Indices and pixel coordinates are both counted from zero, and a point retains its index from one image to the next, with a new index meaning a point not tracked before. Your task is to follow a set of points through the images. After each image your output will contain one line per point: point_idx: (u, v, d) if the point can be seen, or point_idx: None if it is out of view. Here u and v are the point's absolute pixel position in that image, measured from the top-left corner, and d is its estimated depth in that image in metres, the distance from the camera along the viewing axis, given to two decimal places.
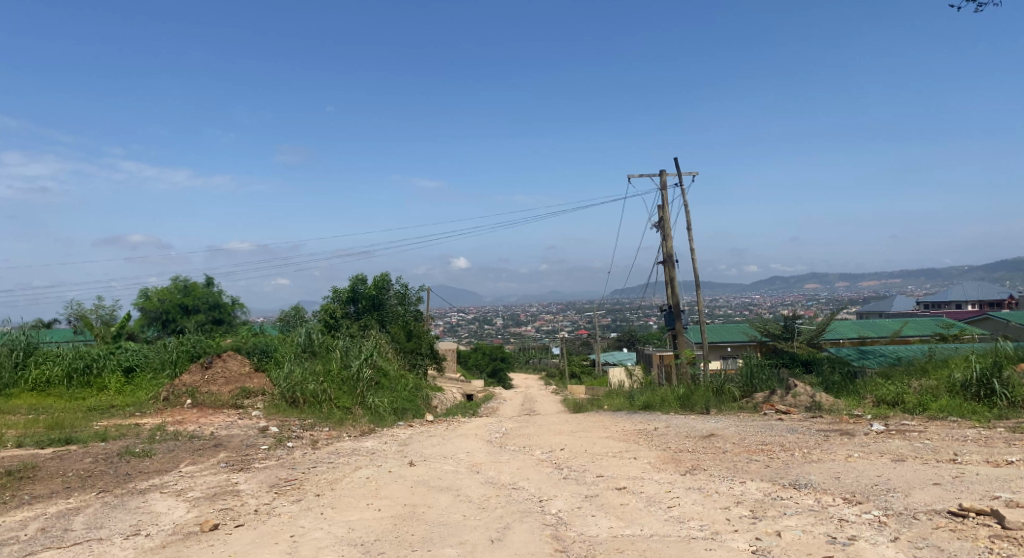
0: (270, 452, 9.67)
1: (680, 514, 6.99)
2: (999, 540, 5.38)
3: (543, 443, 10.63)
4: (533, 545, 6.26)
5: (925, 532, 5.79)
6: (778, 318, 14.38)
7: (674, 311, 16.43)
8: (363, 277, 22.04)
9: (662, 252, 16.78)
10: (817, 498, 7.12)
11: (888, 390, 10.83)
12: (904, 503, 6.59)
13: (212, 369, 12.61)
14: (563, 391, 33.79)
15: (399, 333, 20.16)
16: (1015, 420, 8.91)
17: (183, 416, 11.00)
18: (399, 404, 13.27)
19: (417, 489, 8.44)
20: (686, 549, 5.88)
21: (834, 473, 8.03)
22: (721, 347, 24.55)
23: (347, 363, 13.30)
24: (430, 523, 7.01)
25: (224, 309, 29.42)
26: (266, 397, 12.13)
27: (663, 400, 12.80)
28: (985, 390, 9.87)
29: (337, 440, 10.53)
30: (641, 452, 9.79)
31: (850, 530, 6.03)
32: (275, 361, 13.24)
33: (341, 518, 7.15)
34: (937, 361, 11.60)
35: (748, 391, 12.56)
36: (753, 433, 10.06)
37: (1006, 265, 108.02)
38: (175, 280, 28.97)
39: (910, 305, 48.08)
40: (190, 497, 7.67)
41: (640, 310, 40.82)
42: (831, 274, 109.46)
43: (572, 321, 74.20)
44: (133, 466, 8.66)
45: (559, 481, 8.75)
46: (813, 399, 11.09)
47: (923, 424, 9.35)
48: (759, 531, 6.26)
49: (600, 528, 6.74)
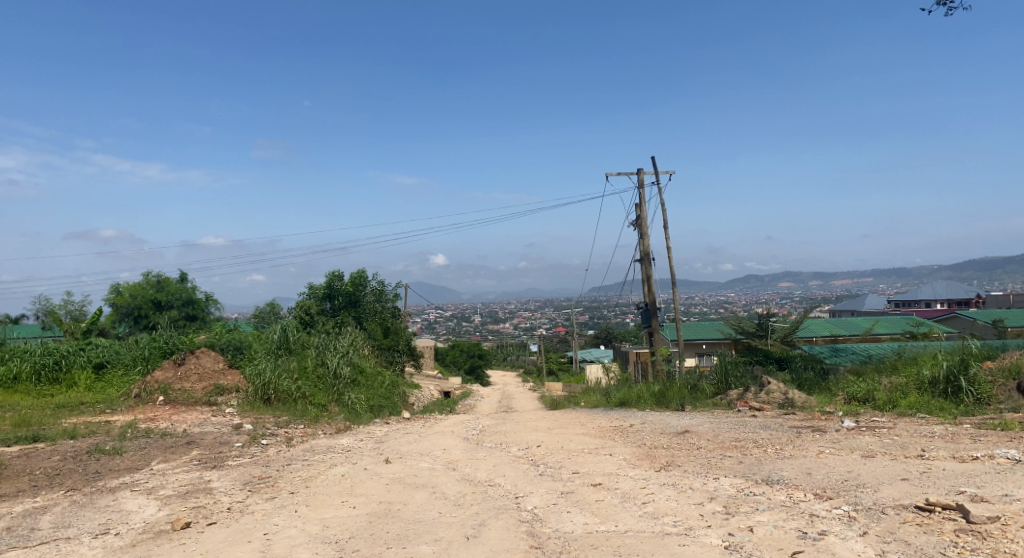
0: (244, 450, 9.57)
1: (654, 509, 7.05)
2: (963, 534, 5.51)
3: (519, 440, 10.65)
4: (508, 542, 6.27)
5: (893, 526, 5.90)
6: (752, 316, 14.67)
7: (650, 309, 16.51)
8: (339, 273, 21.85)
9: (639, 250, 16.87)
10: (789, 494, 7.22)
11: (859, 387, 11.02)
12: (873, 498, 6.70)
13: (185, 365, 12.44)
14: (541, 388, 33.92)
15: (376, 330, 20.08)
16: (981, 416, 9.11)
17: (155, 414, 10.84)
18: (375, 400, 13.21)
19: (393, 487, 8.39)
20: (660, 545, 5.93)
21: (806, 468, 8.15)
22: (696, 345, 24.85)
23: (323, 361, 13.23)
24: (405, 521, 6.98)
25: (198, 305, 29.04)
26: (241, 394, 12.01)
27: (639, 398, 12.86)
28: (952, 386, 10.08)
29: (313, 437, 10.45)
30: (617, 449, 9.86)
31: (820, 525, 6.12)
32: (249, 358, 13.06)
33: (315, 516, 7.10)
34: (907, 359, 11.83)
35: (723, 388, 12.68)
36: (727, 429, 10.15)
37: (975, 265, 110.32)
38: (147, 276, 28.55)
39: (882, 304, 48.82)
40: (162, 496, 7.56)
41: (617, 307, 40.97)
42: (805, 273, 110.92)
43: (551, 318, 74.45)
44: (102, 465, 8.50)
45: (535, 478, 8.77)
46: (786, 396, 11.24)
47: (893, 420, 9.51)
48: (732, 526, 6.33)
49: (575, 524, 6.77)
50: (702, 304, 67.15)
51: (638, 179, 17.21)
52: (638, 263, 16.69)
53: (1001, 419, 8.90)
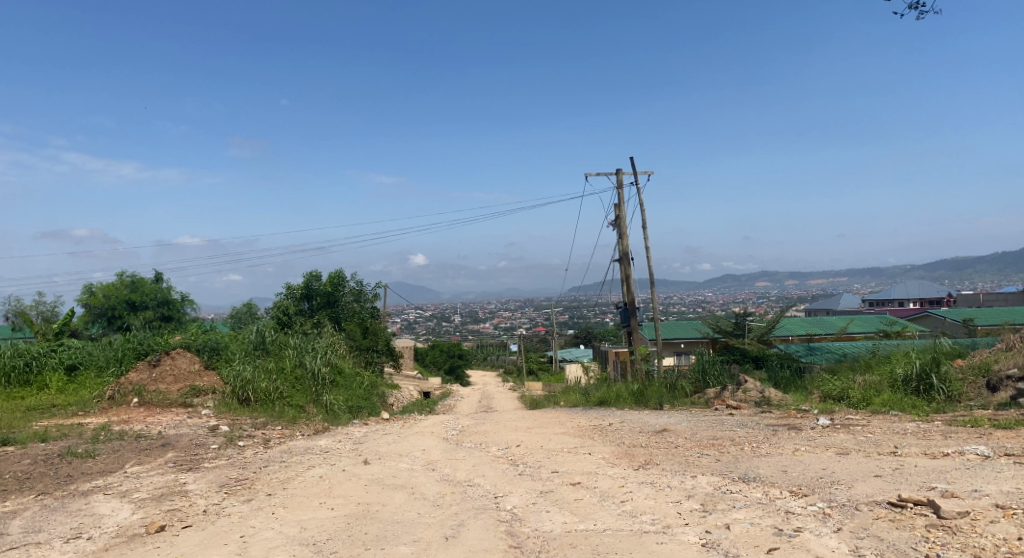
0: (220, 451, 9.48)
1: (632, 508, 7.10)
2: (934, 529, 5.61)
3: (499, 440, 10.66)
4: (488, 542, 6.27)
5: (866, 522, 5.98)
6: (729, 315, 14.78)
7: (629, 308, 16.57)
8: (317, 273, 21.66)
9: (618, 250, 16.90)
10: (766, 491, 7.31)
11: (834, 385, 11.17)
12: (847, 495, 6.79)
13: (160, 366, 12.28)
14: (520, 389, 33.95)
15: (355, 331, 19.97)
16: (952, 413, 9.28)
17: (129, 416, 10.69)
18: (354, 401, 13.12)
19: (370, 488, 8.36)
20: (638, 543, 5.97)
21: (782, 466, 8.25)
22: (674, 345, 25.02)
23: (300, 362, 13.13)
24: (383, 522, 6.96)
25: (173, 306, 28.70)
26: (217, 396, 11.88)
27: (618, 397, 12.92)
28: (924, 385, 10.26)
29: (290, 439, 10.37)
30: (596, 448, 9.90)
31: (795, 522, 6.19)
32: (225, 359, 12.91)
33: (293, 518, 7.06)
34: (880, 357, 12.02)
35: (700, 387, 12.78)
36: (704, 428, 10.23)
37: (948, 265, 112.22)
38: (121, 276, 28.10)
39: (856, 304, 49.41)
40: (136, 499, 7.47)
41: (597, 307, 41.11)
42: (781, 273, 112.18)
43: (531, 319, 74.52)
44: (74, 468, 8.37)
45: (514, 478, 8.79)
46: (762, 395, 11.34)
47: (866, 418, 9.65)
48: (709, 524, 6.39)
49: (554, 523, 6.79)
50: (681, 303, 67.58)
51: (617, 180, 17.25)
52: (617, 263, 16.74)
53: (971, 416, 9.08)
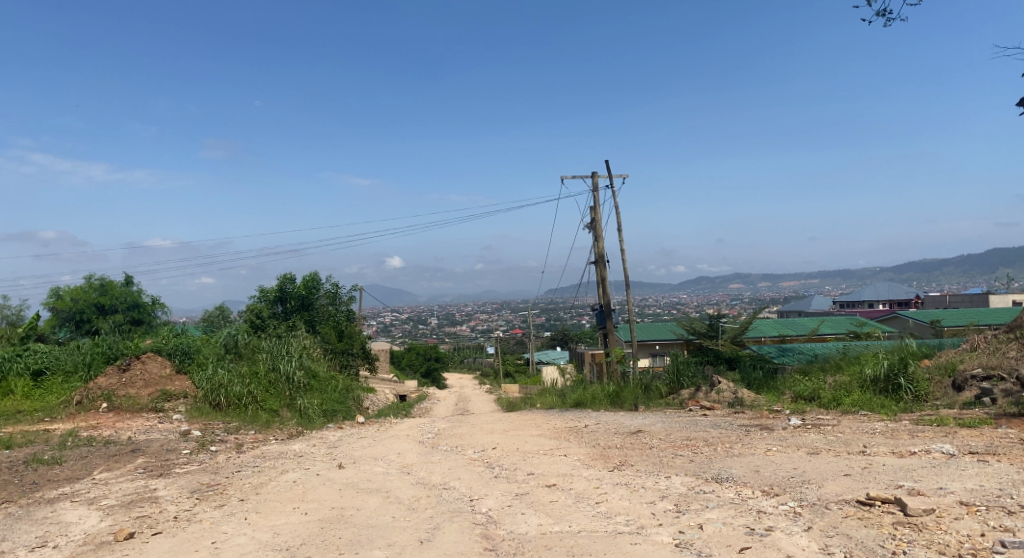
0: (192, 456, 9.36)
1: (607, 509, 7.13)
2: (901, 526, 5.72)
3: (475, 443, 10.65)
4: (462, 545, 6.27)
5: (836, 520, 6.08)
6: (703, 316, 14.89)
7: (604, 310, 16.67)
8: (291, 276, 21.47)
9: (594, 252, 16.97)
10: (738, 491, 7.39)
11: (805, 386, 11.34)
12: (818, 494, 6.89)
13: (130, 371, 12.10)
14: (496, 391, 33.99)
15: (330, 333, 19.87)
16: (919, 412, 9.46)
17: (97, 421, 10.50)
18: (328, 405, 13.03)
19: (345, 492, 8.31)
20: (613, 544, 6.00)
21: (754, 465, 8.35)
22: (649, 346, 25.24)
23: (274, 365, 13.01)
24: (358, 526, 6.92)
25: (144, 309, 28.33)
26: (188, 400, 11.73)
27: (594, 399, 12.96)
28: (892, 384, 10.45)
29: (263, 443, 10.27)
30: (572, 449, 9.94)
31: (767, 521, 6.27)
32: (197, 363, 12.75)
33: (266, 523, 6.99)
34: (850, 357, 12.23)
35: (675, 388, 12.90)
36: (678, 429, 10.32)
37: (918, 266, 114.52)
38: (89, 279, 27.59)
39: (827, 305, 50.19)
40: (104, 505, 7.35)
41: (572, 310, 41.27)
42: (755, 275, 113.61)
43: (508, 321, 74.65)
44: (40, 475, 8.21)
45: (490, 480, 8.79)
46: (736, 395, 11.47)
47: (837, 418, 9.79)
48: (682, 524, 6.45)
49: (529, 526, 6.81)
50: (657, 305, 68.03)
51: (592, 182, 17.33)
52: (594, 265, 16.81)
53: (937, 415, 9.26)
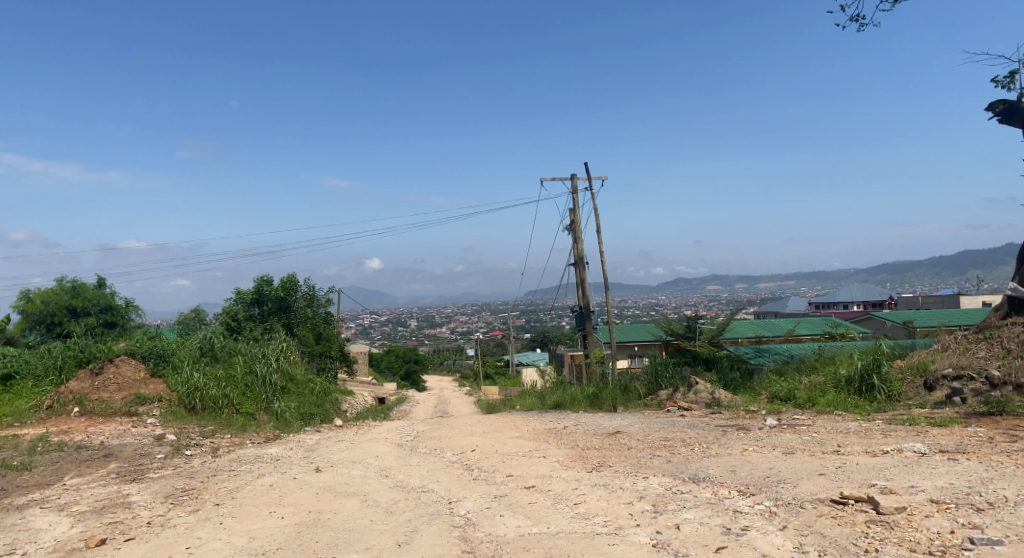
0: (166, 461, 9.24)
1: (586, 510, 7.15)
2: (874, 524, 5.80)
3: (454, 445, 10.63)
4: (440, 547, 6.26)
5: (810, 519, 6.15)
6: (681, 317, 15.00)
7: (584, 312, 16.75)
8: (269, 277, 21.30)
9: (573, 253, 17.02)
10: (715, 491, 7.45)
11: (781, 386, 11.47)
12: (793, 494, 6.97)
13: (103, 375, 11.95)
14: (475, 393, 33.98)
15: (308, 336, 19.73)
16: (891, 412, 9.59)
17: (69, 426, 10.33)
18: (306, 408, 12.93)
19: (323, 496, 8.26)
20: (590, 545, 6.02)
21: (731, 465, 8.43)
22: (628, 347, 25.39)
23: (251, 369, 12.90)
24: (335, 529, 6.88)
25: (117, 312, 27.94)
26: (163, 404, 11.58)
27: (573, 400, 13.01)
28: (866, 384, 10.60)
29: (240, 447, 10.17)
30: (550, 451, 9.96)
31: (743, 521, 6.32)
32: (173, 366, 12.60)
33: (241, 528, 6.92)
34: (825, 358, 12.39)
35: (654, 388, 12.99)
36: (656, 429, 10.39)
37: (894, 267, 116.40)
38: (61, 281, 27.14)
39: (802, 307, 50.86)
40: (75, 512, 7.23)
41: (551, 312, 41.36)
42: (734, 277, 114.81)
43: (489, 323, 74.68)
44: (9, 481, 8.05)
45: (468, 482, 8.77)
46: (713, 396, 11.56)
47: (812, 418, 9.90)
48: (660, 524, 6.49)
49: (507, 527, 6.80)
50: (632, 307, 68.51)
51: (572, 184, 17.41)
52: (573, 266, 16.89)
53: (909, 415, 9.39)
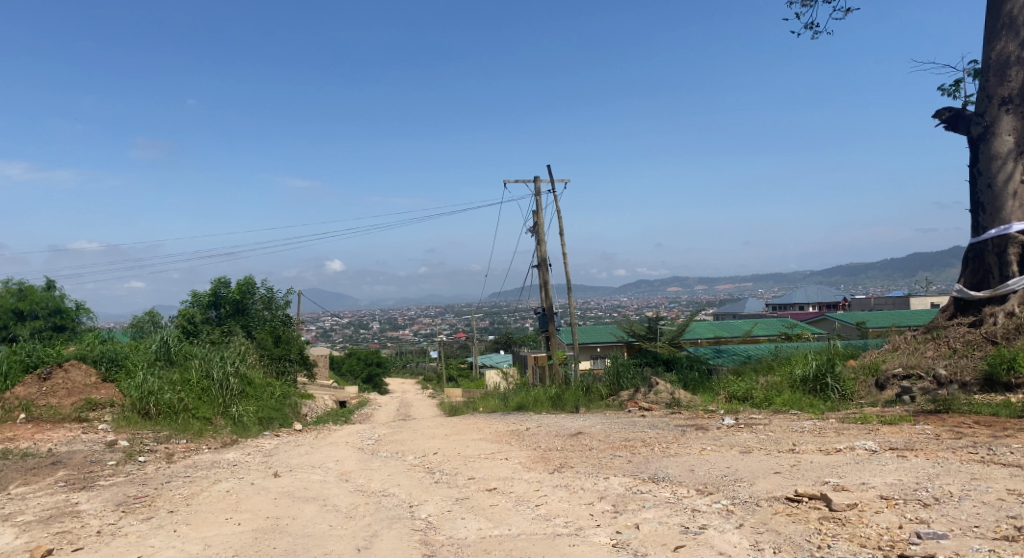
0: (118, 468, 8.99)
1: (547, 512, 7.17)
2: (826, 521, 5.94)
3: (416, 448, 10.56)
4: (400, 551, 6.21)
5: (766, 517, 6.26)
6: (643, 318, 15.17)
7: (547, 313, 16.81)
8: (226, 279, 20.99)
9: (537, 255, 17.06)
10: (674, 490, 7.54)
11: (739, 386, 11.66)
12: (749, 492, 7.09)
13: (52, 380, 11.62)
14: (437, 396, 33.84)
15: (266, 339, 19.43)
16: (844, 411, 9.81)
17: (15, 432, 9.98)
18: (264, 412, 12.74)
19: (281, 501, 8.13)
20: (551, 546, 6.04)
21: (689, 465, 8.54)
22: (591, 348, 25.61)
23: (207, 373, 12.65)
24: (293, 535, 6.78)
25: (67, 315, 27.16)
26: (114, 410, 11.29)
27: (536, 401, 13.06)
28: (820, 384, 10.85)
29: (195, 452, 9.96)
30: (512, 452, 9.96)
31: (701, 520, 6.41)
32: (126, 370, 12.32)
33: (196, 535, 6.78)
34: (781, 358, 12.64)
35: (615, 389, 13.11)
36: (617, 430, 10.48)
37: (850, 269, 119.73)
38: (6, 283, 26.27)
39: (760, 308, 51.94)
40: (20, 522, 6.98)
41: (513, 315, 41.50)
42: (695, 279, 116.77)
43: (453, 324, 74.53)
44: None
45: (430, 485, 8.73)
46: (673, 396, 11.70)
47: (768, 417, 10.09)
48: (620, 524, 6.55)
49: (468, 530, 6.79)
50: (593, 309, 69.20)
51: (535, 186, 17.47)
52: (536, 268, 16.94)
53: (861, 414, 9.63)
